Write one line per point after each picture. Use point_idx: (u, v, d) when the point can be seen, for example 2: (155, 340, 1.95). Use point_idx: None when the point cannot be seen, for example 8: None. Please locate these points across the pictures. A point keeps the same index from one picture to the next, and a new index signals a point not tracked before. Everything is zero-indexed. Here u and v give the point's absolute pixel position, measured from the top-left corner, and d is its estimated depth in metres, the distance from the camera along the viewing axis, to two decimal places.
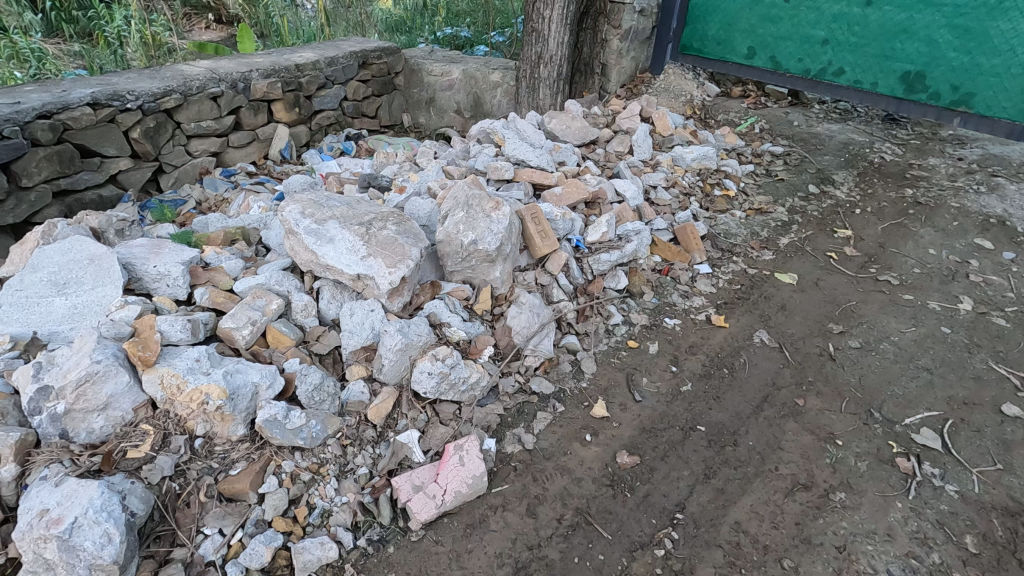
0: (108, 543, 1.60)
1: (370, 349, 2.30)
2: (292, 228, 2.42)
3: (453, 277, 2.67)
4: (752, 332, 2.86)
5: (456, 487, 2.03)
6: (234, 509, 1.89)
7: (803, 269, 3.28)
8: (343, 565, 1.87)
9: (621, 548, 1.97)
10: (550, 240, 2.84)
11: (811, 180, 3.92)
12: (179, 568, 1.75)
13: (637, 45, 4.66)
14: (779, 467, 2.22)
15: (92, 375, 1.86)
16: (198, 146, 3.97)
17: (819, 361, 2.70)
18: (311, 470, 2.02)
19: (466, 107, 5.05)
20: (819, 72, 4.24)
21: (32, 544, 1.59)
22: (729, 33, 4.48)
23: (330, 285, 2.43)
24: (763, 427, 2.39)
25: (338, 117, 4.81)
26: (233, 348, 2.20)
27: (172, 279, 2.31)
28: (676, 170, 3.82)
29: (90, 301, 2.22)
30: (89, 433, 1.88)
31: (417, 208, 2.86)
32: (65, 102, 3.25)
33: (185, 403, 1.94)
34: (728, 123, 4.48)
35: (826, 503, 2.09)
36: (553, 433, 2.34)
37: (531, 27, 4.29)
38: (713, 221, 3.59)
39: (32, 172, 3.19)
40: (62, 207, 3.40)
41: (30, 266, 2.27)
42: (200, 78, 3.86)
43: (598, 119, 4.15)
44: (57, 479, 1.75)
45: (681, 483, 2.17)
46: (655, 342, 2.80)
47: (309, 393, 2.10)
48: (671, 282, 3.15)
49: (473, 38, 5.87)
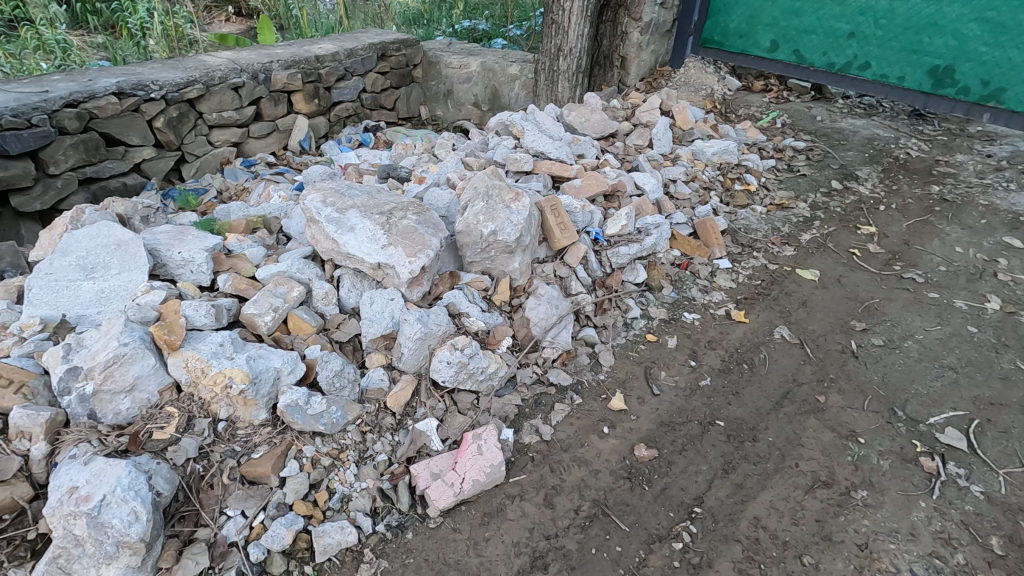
0: (135, 520, 1.63)
1: (389, 337, 2.31)
2: (314, 216, 2.44)
3: (472, 268, 2.67)
4: (773, 328, 2.83)
5: (474, 476, 2.04)
6: (255, 492, 1.92)
7: (825, 265, 3.23)
8: (362, 550, 1.89)
9: (638, 541, 1.96)
10: (569, 232, 2.82)
11: (833, 176, 3.85)
12: (202, 548, 1.78)
13: (657, 38, 4.61)
14: (799, 464, 2.20)
15: (119, 358, 1.89)
16: (220, 136, 4.02)
17: (841, 358, 2.66)
18: (331, 456, 2.04)
19: (483, 100, 5.02)
20: (844, 66, 4.16)
21: (62, 520, 1.62)
22: (752, 26, 4.41)
23: (350, 273, 2.44)
24: (783, 423, 2.37)
25: (356, 109, 4.83)
26: (256, 334, 2.23)
27: (196, 265, 2.34)
28: (696, 164, 3.78)
29: (117, 285, 2.25)
30: (116, 414, 1.92)
31: (436, 199, 2.87)
32: (91, 92, 3.30)
33: (209, 386, 1.98)
34: (749, 117, 4.42)
35: (847, 500, 2.06)
36: (570, 425, 2.34)
37: (551, 19, 4.26)
38: (733, 216, 3.55)
39: (59, 160, 3.25)
40: (88, 194, 3.46)
41: (60, 250, 2.31)
42: (222, 69, 3.90)
43: (617, 112, 4.12)
44: (86, 458, 1.78)
45: (699, 477, 2.16)
46: (673, 336, 2.78)
47: (330, 379, 2.12)
48: (690, 277, 3.13)
49: (491, 31, 5.85)
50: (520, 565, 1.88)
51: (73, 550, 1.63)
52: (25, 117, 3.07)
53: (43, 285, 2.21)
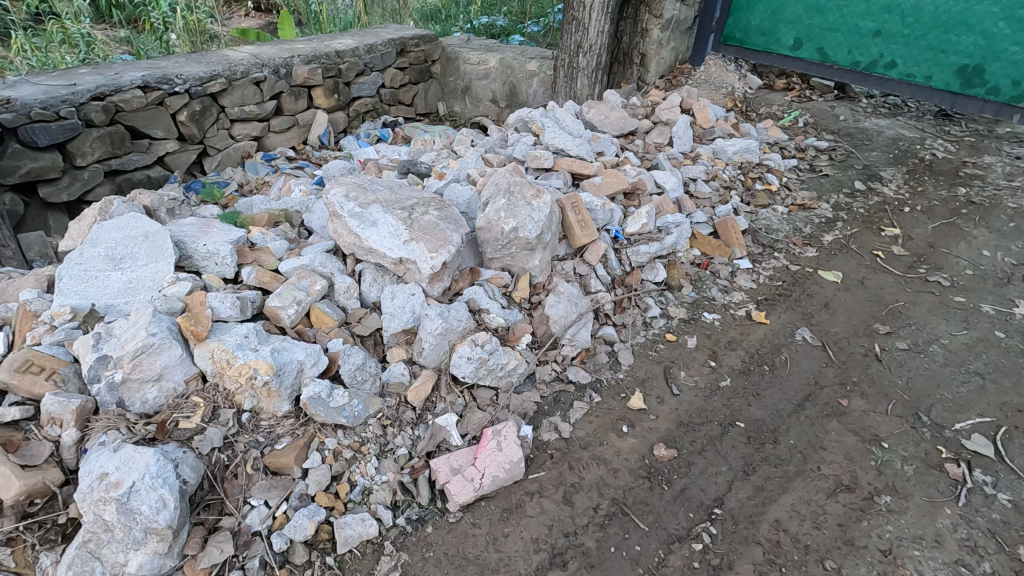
0: (163, 508, 1.66)
1: (410, 332, 2.33)
2: (337, 210, 2.45)
3: (492, 264, 2.67)
4: (794, 329, 2.80)
5: (494, 472, 2.04)
6: (278, 483, 1.95)
7: (848, 267, 3.18)
8: (382, 542, 1.91)
9: (657, 541, 1.95)
10: (590, 230, 2.82)
11: (857, 177, 3.79)
12: (227, 536, 1.81)
13: (678, 35, 4.57)
14: (822, 467, 2.18)
15: (148, 347, 1.92)
16: (241, 130, 4.06)
17: (864, 361, 2.62)
18: (352, 448, 2.06)
19: (502, 96, 5.00)
20: (869, 65, 4.09)
21: (93, 506, 1.66)
22: (774, 24, 4.35)
23: (371, 268, 2.46)
24: (805, 426, 2.34)
25: (375, 104, 4.86)
26: (279, 326, 2.25)
27: (221, 257, 2.37)
28: (717, 163, 3.74)
29: (145, 276, 2.28)
30: (144, 403, 1.95)
31: (456, 195, 2.87)
32: (117, 85, 3.35)
33: (234, 377, 2.00)
34: (771, 116, 4.36)
35: (871, 505, 2.04)
36: (589, 423, 2.33)
37: (571, 15, 4.23)
38: (754, 216, 3.51)
39: (86, 152, 3.30)
40: (113, 186, 3.52)
41: (90, 241, 2.35)
42: (244, 63, 3.94)
43: (637, 110, 4.09)
44: (115, 445, 1.81)
45: (719, 478, 2.14)
46: (693, 336, 2.77)
47: (352, 372, 2.14)
48: (711, 277, 3.10)
49: (508, 27, 5.83)
50: (539, 561, 1.89)
51: (102, 535, 1.67)
52: (54, 110, 3.12)
53: (74, 275, 2.24)
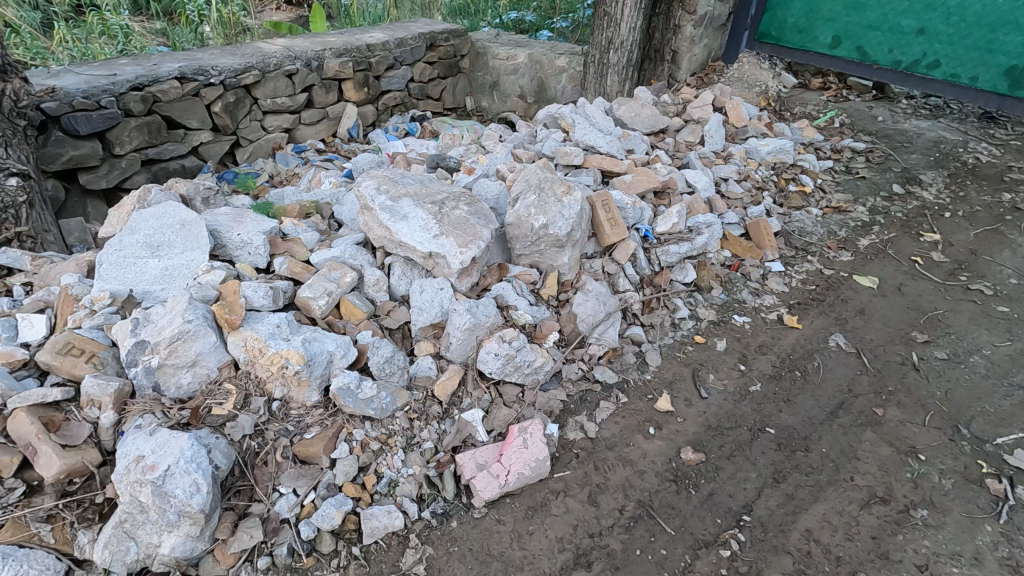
0: (196, 492, 1.69)
1: (438, 326, 2.33)
2: (368, 203, 2.46)
3: (520, 260, 2.65)
4: (828, 335, 2.73)
5: (520, 469, 2.03)
6: (307, 471, 1.97)
7: (884, 272, 3.09)
8: (407, 535, 1.92)
9: (684, 545, 1.93)
10: (620, 228, 2.78)
11: (895, 180, 3.68)
12: (256, 522, 1.84)
13: (712, 32, 4.48)
14: (855, 477, 2.12)
15: (184, 334, 1.96)
16: (273, 121, 4.11)
17: (901, 371, 2.54)
18: (380, 440, 2.07)
19: (530, 92, 4.97)
20: (911, 64, 3.97)
21: (129, 487, 1.69)
22: (811, 21, 4.25)
23: (401, 261, 2.46)
24: (837, 434, 2.29)
25: (404, 98, 4.87)
26: (309, 317, 2.27)
27: (254, 247, 2.40)
28: (749, 163, 3.67)
29: (180, 264, 2.32)
30: (178, 388, 1.99)
31: (485, 190, 2.85)
32: (156, 76, 3.42)
33: (266, 366, 2.02)
34: (806, 116, 4.25)
35: (906, 519, 1.98)
36: (615, 424, 2.31)
37: (603, 11, 4.19)
38: (788, 218, 3.43)
39: (124, 141, 3.38)
40: (149, 174, 3.59)
41: (129, 228, 2.40)
42: (278, 56, 3.99)
43: (668, 108, 4.03)
44: (150, 429, 1.85)
45: (747, 485, 2.11)
46: (723, 339, 2.72)
47: (380, 364, 2.15)
48: (741, 279, 3.05)
49: (538, 22, 5.80)
50: (563, 561, 1.87)
51: (138, 516, 1.70)
52: (95, 99, 3.20)
53: (113, 261, 2.29)
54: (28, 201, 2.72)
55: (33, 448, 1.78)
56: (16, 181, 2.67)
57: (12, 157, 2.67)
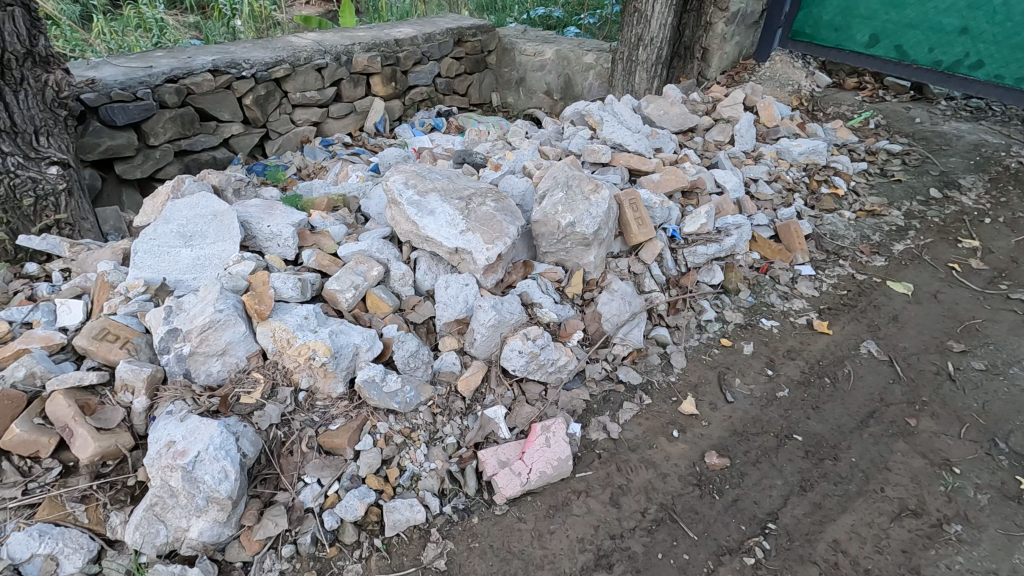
0: (225, 479, 1.73)
1: (462, 322, 2.34)
2: (395, 198, 2.47)
3: (546, 258, 2.63)
4: (859, 341, 2.66)
5: (542, 468, 2.03)
6: (331, 462, 1.99)
7: (920, 279, 3.00)
8: (429, 529, 1.93)
9: (707, 551, 1.90)
10: (647, 227, 2.75)
11: (933, 184, 3.57)
12: (282, 510, 1.86)
13: (744, 29, 4.39)
14: (885, 489, 2.07)
15: (215, 323, 1.99)
16: (302, 115, 4.16)
17: (935, 380, 2.47)
18: (403, 434, 2.08)
19: (556, 89, 4.93)
20: (952, 65, 3.88)
21: (160, 471, 1.73)
22: (847, 19, 4.15)
23: (426, 256, 2.47)
24: (868, 444, 2.23)
25: (430, 93, 4.89)
26: (336, 309, 2.29)
27: (283, 239, 2.43)
28: (781, 163, 3.59)
29: (212, 254, 2.36)
30: (208, 375, 2.03)
31: (512, 186, 2.84)
32: (190, 68, 3.48)
33: (294, 357, 2.05)
34: (840, 116, 4.14)
35: (939, 533, 1.92)
36: (639, 425, 2.29)
37: (633, 7, 4.13)
38: (819, 220, 3.35)
39: (158, 133, 3.45)
40: (181, 165, 3.66)
41: (164, 218, 2.45)
42: (308, 50, 4.03)
43: (697, 106, 3.96)
44: (181, 415, 1.88)
45: (773, 492, 2.07)
46: (750, 342, 2.67)
47: (405, 358, 2.17)
48: (770, 282, 2.99)
49: (565, 19, 5.77)
50: (584, 561, 1.86)
51: (168, 500, 1.74)
52: (132, 91, 3.27)
53: (148, 250, 2.34)
54: (67, 188, 2.78)
55: (70, 430, 1.82)
56: (56, 170, 2.73)
57: (53, 146, 2.72)
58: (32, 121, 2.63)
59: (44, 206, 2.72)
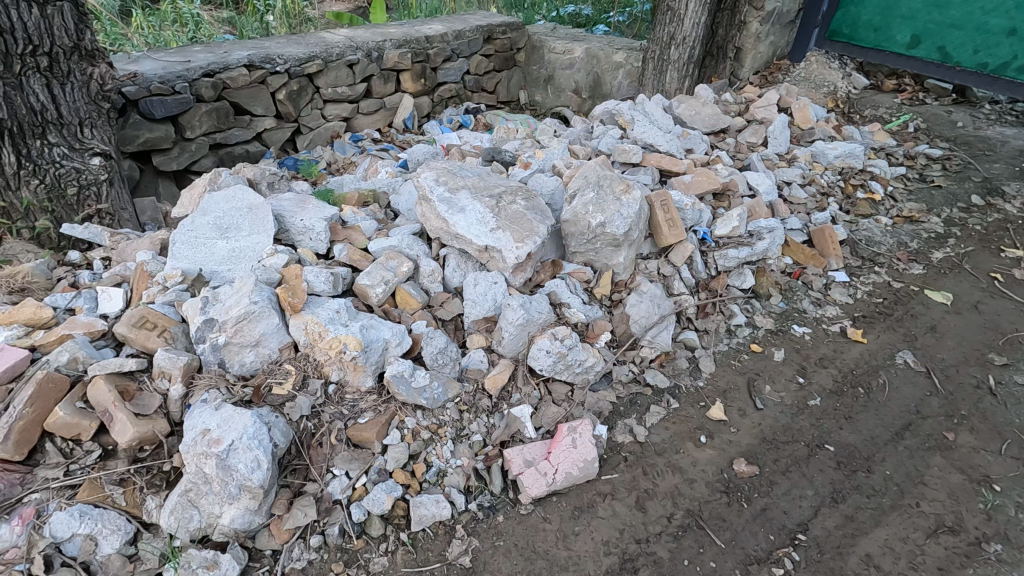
0: (257, 468, 1.76)
1: (491, 320, 2.34)
2: (427, 194, 2.47)
3: (575, 258, 2.62)
4: (895, 351, 2.59)
5: (568, 469, 2.02)
6: (359, 455, 2.01)
7: (959, 288, 2.91)
8: (454, 525, 1.94)
9: (734, 560, 1.87)
10: (678, 229, 2.71)
11: (975, 191, 3.45)
12: (311, 501, 1.89)
13: (779, 29, 4.30)
14: (921, 504, 2.01)
15: (250, 314, 2.03)
16: (333, 110, 4.21)
17: (975, 395, 2.39)
18: (430, 430, 2.09)
19: (585, 87, 4.90)
20: (998, 67, 3.76)
21: (196, 458, 1.77)
22: (887, 19, 4.04)
23: (456, 253, 2.48)
24: (903, 456, 2.17)
25: (459, 90, 4.90)
26: (366, 304, 2.31)
27: (315, 233, 2.47)
28: (815, 167, 3.52)
29: (247, 246, 2.40)
30: (242, 365, 2.07)
31: (541, 185, 2.83)
32: (226, 63, 3.55)
33: (325, 350, 2.08)
34: (877, 119, 4.02)
35: (977, 552, 1.86)
36: (666, 429, 2.27)
37: (666, 6, 4.08)
38: (855, 226, 3.27)
39: (195, 126, 3.52)
40: (216, 158, 3.73)
41: (201, 210, 2.49)
42: (340, 46, 4.08)
43: (730, 107, 3.89)
44: (216, 404, 1.92)
45: (803, 503, 2.03)
46: (781, 349, 2.63)
47: (434, 355, 2.18)
48: (803, 287, 2.93)
49: (594, 17, 5.73)
50: (609, 565, 1.85)
51: (202, 486, 1.78)
52: (170, 84, 3.34)
53: (185, 241, 2.39)
54: (108, 179, 2.85)
55: (110, 415, 1.88)
56: (99, 161, 2.80)
57: (96, 138, 2.80)
58: (77, 113, 2.70)
59: (86, 195, 2.80)
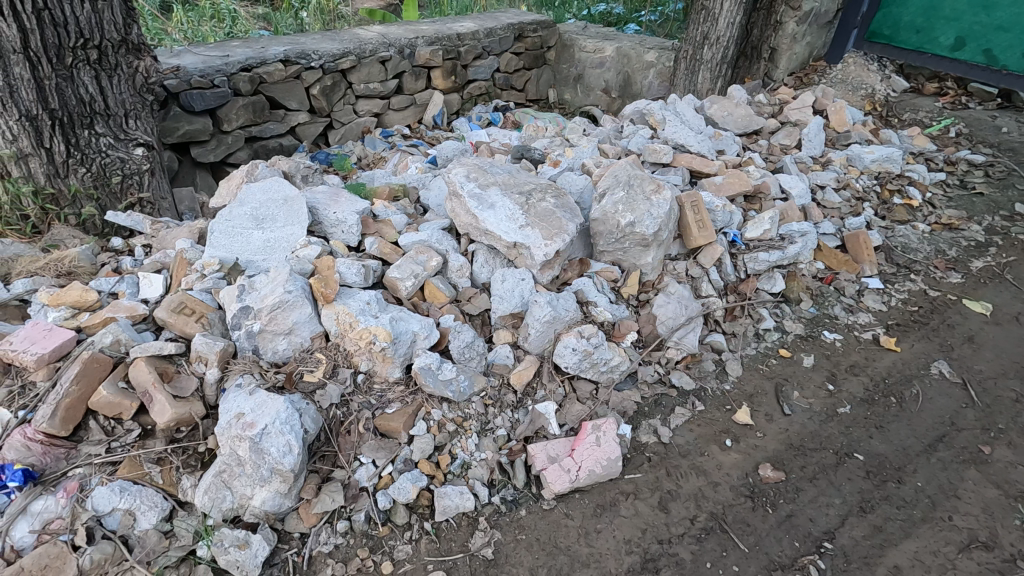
0: (289, 452, 1.81)
1: (517, 316, 2.36)
2: (457, 190, 2.49)
3: (603, 257, 2.61)
4: (929, 361, 2.53)
5: (591, 467, 2.03)
6: (386, 445, 2.04)
7: (1000, 299, 2.82)
8: (477, 517, 1.96)
9: (758, 565, 1.85)
10: (708, 231, 2.68)
11: (1019, 199, 3.34)
12: (338, 487, 1.94)
13: (816, 29, 4.21)
14: (953, 517, 1.96)
15: (284, 303, 2.08)
16: (365, 106, 4.27)
17: (1014, 409, 2.32)
18: (456, 423, 2.12)
19: (614, 87, 4.87)
20: None
21: (230, 441, 1.83)
22: (930, 21, 3.96)
23: (484, 249, 2.49)
24: (935, 468, 2.12)
25: (488, 88, 4.92)
26: (396, 297, 2.35)
27: (347, 226, 2.51)
28: (850, 171, 3.44)
29: (281, 237, 2.47)
30: (275, 353, 2.13)
31: (570, 183, 2.83)
32: (263, 58, 3.63)
33: (355, 340, 2.12)
34: (916, 123, 3.91)
35: (1011, 569, 1.81)
36: (690, 431, 2.26)
37: (701, 6, 4.04)
38: (890, 231, 3.19)
39: (232, 119, 3.60)
40: (251, 151, 3.81)
41: (239, 200, 2.55)
42: (373, 42, 4.13)
43: (763, 108, 3.84)
44: (250, 389, 1.98)
45: (830, 510, 2.00)
46: (810, 355, 2.59)
47: (461, 349, 2.21)
48: (834, 293, 2.88)
49: (626, 15, 5.69)
50: (630, 563, 1.85)
51: (235, 468, 1.84)
52: (210, 78, 3.43)
53: (223, 231, 2.46)
54: (150, 169, 2.94)
55: (149, 395, 1.95)
56: (142, 151, 2.90)
57: (140, 129, 2.89)
58: (123, 105, 2.80)
59: (129, 184, 2.89)
